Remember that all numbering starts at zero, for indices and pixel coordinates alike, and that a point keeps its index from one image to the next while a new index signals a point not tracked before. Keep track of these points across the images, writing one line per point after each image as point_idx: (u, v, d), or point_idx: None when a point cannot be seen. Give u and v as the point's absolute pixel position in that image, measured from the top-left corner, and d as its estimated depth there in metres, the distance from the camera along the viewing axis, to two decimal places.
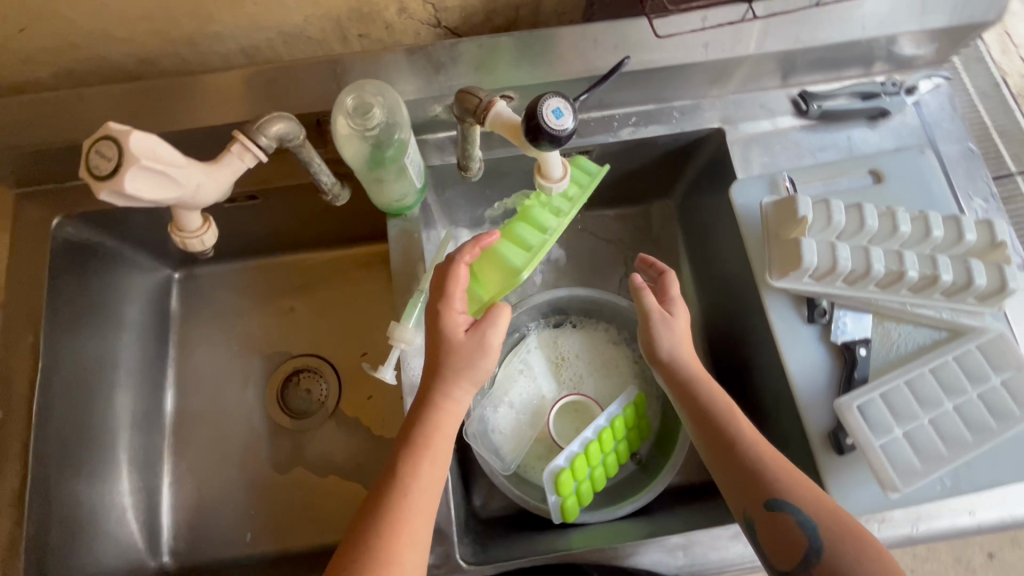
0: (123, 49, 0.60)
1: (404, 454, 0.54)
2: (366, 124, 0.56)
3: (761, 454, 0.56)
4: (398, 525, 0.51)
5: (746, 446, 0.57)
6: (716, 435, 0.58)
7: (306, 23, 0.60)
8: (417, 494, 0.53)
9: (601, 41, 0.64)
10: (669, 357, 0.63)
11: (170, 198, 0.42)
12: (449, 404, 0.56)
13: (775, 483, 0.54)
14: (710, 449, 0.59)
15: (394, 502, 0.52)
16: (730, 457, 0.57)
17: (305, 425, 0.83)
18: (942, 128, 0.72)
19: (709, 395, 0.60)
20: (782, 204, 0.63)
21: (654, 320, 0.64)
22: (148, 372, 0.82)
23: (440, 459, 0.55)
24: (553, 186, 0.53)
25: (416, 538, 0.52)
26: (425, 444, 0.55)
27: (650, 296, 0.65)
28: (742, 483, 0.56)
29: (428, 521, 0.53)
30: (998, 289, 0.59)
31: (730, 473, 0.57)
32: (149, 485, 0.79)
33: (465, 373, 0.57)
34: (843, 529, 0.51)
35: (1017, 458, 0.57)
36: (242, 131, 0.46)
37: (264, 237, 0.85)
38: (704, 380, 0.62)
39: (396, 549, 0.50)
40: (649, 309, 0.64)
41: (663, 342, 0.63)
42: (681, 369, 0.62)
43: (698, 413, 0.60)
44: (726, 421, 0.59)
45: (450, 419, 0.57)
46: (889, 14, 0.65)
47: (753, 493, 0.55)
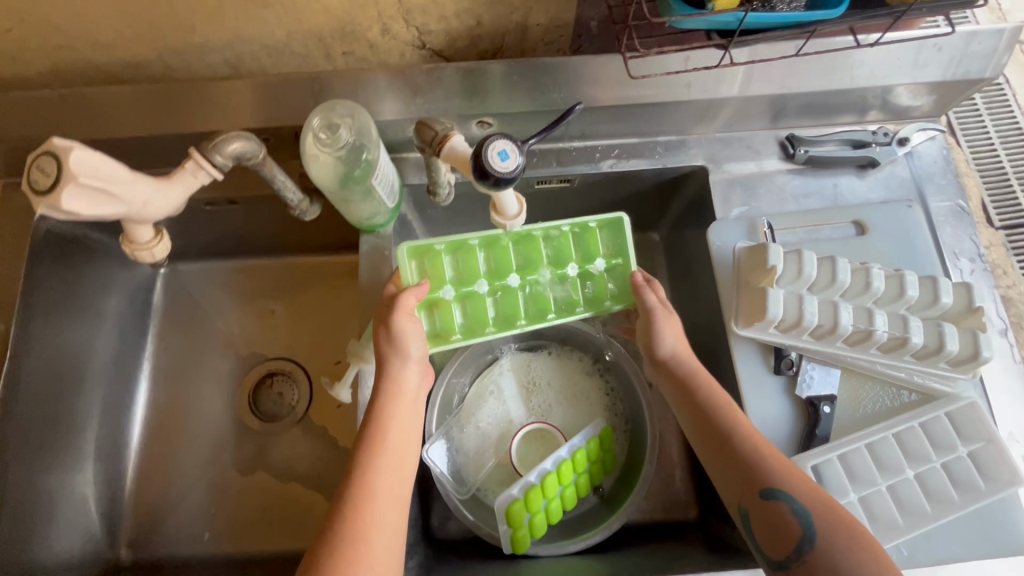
0: (110, 54, 0.62)
1: (367, 443, 0.56)
2: (335, 143, 0.59)
3: (755, 445, 0.54)
4: (361, 504, 0.52)
5: (742, 438, 0.54)
6: (709, 427, 0.56)
7: (289, 38, 0.61)
8: (385, 470, 0.55)
9: (583, 74, 0.63)
10: (671, 354, 0.62)
11: (116, 212, 0.47)
12: (395, 383, 0.59)
13: (768, 471, 0.52)
14: (706, 442, 0.56)
15: (358, 481, 0.54)
16: (723, 448, 0.55)
17: (272, 429, 0.83)
18: (935, 182, 0.70)
19: (708, 391, 0.58)
20: (754, 250, 0.61)
21: (657, 319, 0.63)
22: (123, 364, 0.83)
23: (399, 440, 0.58)
24: (510, 224, 0.53)
25: (383, 517, 0.52)
26: (385, 424, 0.57)
27: (651, 294, 0.64)
28: (735, 476, 0.53)
29: (391, 500, 0.54)
30: (972, 356, 0.57)
31: (724, 465, 0.54)
32: (114, 476, 0.80)
33: (396, 358, 0.60)
34: (837, 517, 0.48)
35: (976, 531, 0.55)
36: (198, 149, 0.52)
37: (247, 239, 0.86)
38: (702, 377, 0.60)
39: (369, 519, 0.51)
40: (649, 306, 0.63)
41: (665, 340, 0.62)
42: (680, 367, 0.61)
43: (691, 406, 0.58)
44: (721, 414, 0.56)
45: (396, 399, 0.59)
46: (884, 64, 0.63)
47: (745, 483, 0.52)
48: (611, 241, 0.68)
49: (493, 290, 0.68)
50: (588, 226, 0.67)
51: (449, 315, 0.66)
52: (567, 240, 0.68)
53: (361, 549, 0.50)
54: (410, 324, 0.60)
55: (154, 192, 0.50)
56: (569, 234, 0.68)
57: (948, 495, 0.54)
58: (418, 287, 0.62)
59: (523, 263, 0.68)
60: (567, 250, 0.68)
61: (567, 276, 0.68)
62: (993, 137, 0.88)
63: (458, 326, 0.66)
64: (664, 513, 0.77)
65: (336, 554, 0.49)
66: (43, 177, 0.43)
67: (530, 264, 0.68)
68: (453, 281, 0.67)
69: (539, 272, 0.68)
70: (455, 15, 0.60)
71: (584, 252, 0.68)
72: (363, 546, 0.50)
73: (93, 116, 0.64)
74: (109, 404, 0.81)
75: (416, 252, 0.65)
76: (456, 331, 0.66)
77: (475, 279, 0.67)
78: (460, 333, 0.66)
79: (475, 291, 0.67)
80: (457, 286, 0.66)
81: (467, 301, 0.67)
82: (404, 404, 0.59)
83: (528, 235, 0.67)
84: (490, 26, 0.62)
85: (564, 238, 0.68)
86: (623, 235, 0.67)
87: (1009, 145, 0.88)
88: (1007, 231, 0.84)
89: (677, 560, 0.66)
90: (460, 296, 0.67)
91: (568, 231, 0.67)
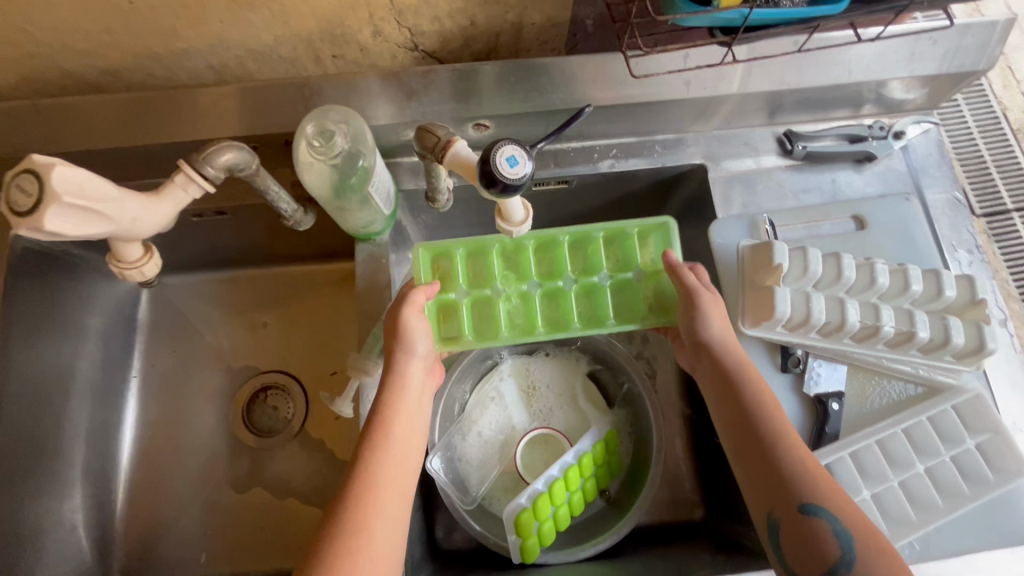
0: (86, 62, 0.59)
1: (371, 436, 0.54)
2: (329, 152, 0.57)
3: (797, 455, 0.50)
4: (365, 495, 0.51)
5: (784, 443, 0.51)
6: (746, 426, 0.53)
7: (276, 42, 0.59)
8: (389, 462, 0.53)
9: (581, 74, 0.62)
10: (718, 341, 0.57)
11: (103, 231, 0.45)
12: (399, 378, 0.57)
13: (806, 482, 0.48)
14: (742, 442, 0.52)
15: (360, 472, 0.52)
16: (760, 450, 0.51)
17: (267, 444, 0.81)
18: (930, 174, 0.70)
19: (754, 390, 0.54)
20: (757, 248, 0.61)
21: (700, 300, 0.58)
22: (109, 383, 0.80)
23: (403, 432, 0.56)
24: (514, 230, 0.52)
25: (387, 509, 0.51)
26: (391, 414, 0.56)
27: (691, 277, 0.60)
28: (769, 482, 0.50)
29: (397, 492, 0.52)
30: (977, 349, 0.57)
31: (760, 470, 0.50)
32: (103, 499, 0.77)
33: (401, 352, 0.58)
34: (880, 543, 0.45)
35: (985, 523, 0.56)
36: (188, 162, 0.50)
37: (236, 250, 0.83)
38: (749, 373, 0.55)
39: (371, 510, 0.50)
40: (692, 289, 0.59)
41: (712, 325, 0.57)
42: (724, 357, 0.56)
43: (731, 400, 0.54)
44: (765, 417, 0.52)
45: (402, 389, 0.57)
46: (879, 58, 0.63)
47: (778, 490, 0.49)
48: (654, 248, 0.66)
49: (508, 295, 0.65)
50: (628, 232, 0.66)
51: (462, 315, 0.64)
52: (601, 248, 0.67)
53: (362, 540, 0.48)
54: (418, 321, 0.59)
55: (143, 207, 0.48)
56: (602, 242, 0.67)
57: (958, 488, 0.54)
58: (433, 286, 0.62)
59: (546, 270, 0.67)
60: (599, 258, 0.67)
61: (595, 284, 0.66)
62: (972, 126, 0.89)
63: (469, 324, 0.64)
64: (672, 514, 0.76)
65: (337, 544, 0.48)
66: (23, 196, 0.41)
67: (553, 271, 0.67)
68: (468, 283, 0.66)
69: (561, 280, 0.66)
70: (448, 15, 0.58)
71: (621, 257, 0.67)
72: (365, 538, 0.48)
73: (70, 127, 0.61)
74: (97, 426, 0.77)
75: (435, 254, 0.65)
76: (466, 330, 0.63)
77: (491, 282, 0.66)
78: (471, 334, 0.64)
79: (490, 293, 0.65)
80: (473, 288, 0.65)
81: (482, 303, 0.65)
82: (407, 398, 0.57)
83: (552, 241, 0.67)
84: (484, 26, 0.60)
85: (597, 245, 0.67)
86: (670, 240, 0.65)
87: (988, 133, 0.88)
88: (990, 218, 0.85)
89: (690, 563, 0.65)
90: (473, 298, 0.65)
91: (602, 238, 0.67)
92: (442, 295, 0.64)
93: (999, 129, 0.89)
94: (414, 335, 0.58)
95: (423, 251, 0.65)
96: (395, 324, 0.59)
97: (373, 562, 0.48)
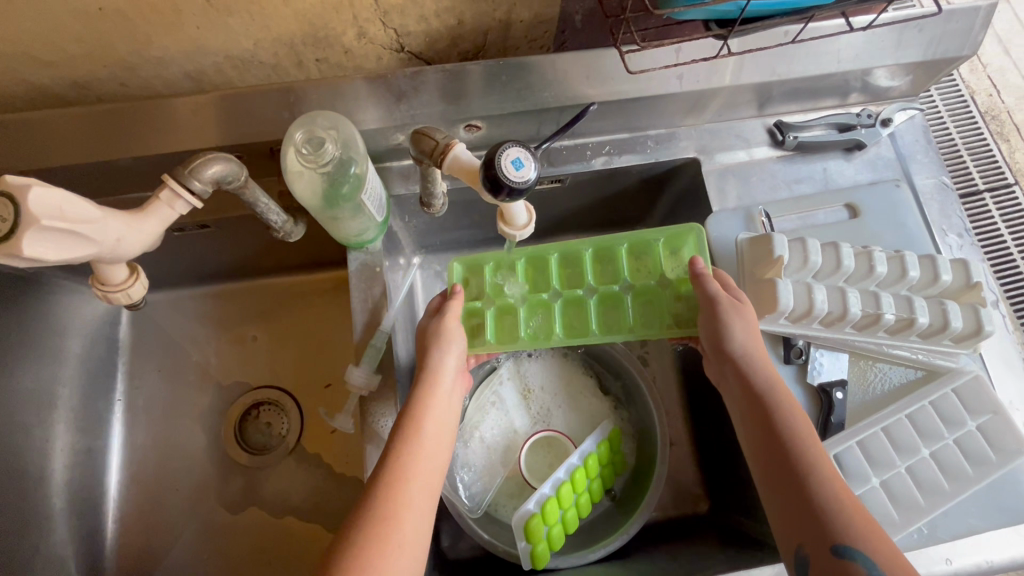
0: (54, 73, 0.56)
1: (404, 429, 0.54)
2: (317, 160, 0.55)
3: (831, 487, 0.47)
4: (396, 484, 0.50)
5: (815, 468, 0.48)
6: (773, 447, 0.51)
7: (256, 47, 0.56)
8: (422, 453, 0.53)
9: (573, 72, 0.61)
10: (743, 354, 0.56)
11: (87, 254, 0.43)
12: (432, 375, 0.58)
13: (838, 514, 0.46)
14: (769, 465, 0.50)
15: (392, 463, 0.52)
16: (788, 474, 0.49)
17: (263, 462, 0.78)
18: (918, 160, 0.71)
19: (782, 413, 0.52)
20: (756, 241, 0.61)
21: (722, 309, 0.56)
22: (93, 408, 0.76)
23: (435, 425, 0.56)
24: (517, 234, 0.51)
25: (415, 501, 0.50)
26: (425, 407, 0.56)
27: (714, 283, 0.58)
28: (797, 510, 0.47)
29: (426, 486, 0.52)
30: (974, 332, 0.57)
31: (788, 496, 0.48)
32: (93, 529, 0.73)
33: (439, 351, 0.59)
34: None
35: (989, 500, 0.57)
36: (174, 176, 0.48)
37: (220, 263, 0.80)
38: (779, 393, 0.53)
39: (403, 499, 0.50)
40: (714, 296, 0.57)
41: (737, 335, 0.56)
42: (752, 371, 0.55)
43: (760, 419, 0.53)
44: (796, 443, 0.50)
45: (437, 388, 0.57)
46: (866, 46, 0.64)
47: (807, 520, 0.46)
48: (682, 253, 0.64)
49: (529, 304, 0.64)
50: (654, 242, 0.64)
51: (485, 321, 0.64)
52: (625, 258, 0.65)
53: (393, 528, 0.48)
54: (455, 326, 0.60)
55: (128, 226, 0.45)
56: (626, 252, 0.65)
57: (963, 469, 0.55)
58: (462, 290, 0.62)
59: (572, 279, 0.66)
60: (622, 268, 0.65)
61: (616, 294, 0.64)
62: (942, 109, 0.90)
63: (492, 330, 0.64)
64: (677, 508, 0.76)
65: (369, 530, 0.47)
66: None
67: (576, 281, 0.65)
68: (494, 292, 0.65)
69: (581, 291, 0.64)
70: (435, 14, 0.56)
71: (648, 268, 0.64)
72: (395, 528, 0.48)
73: (41, 143, 0.58)
74: (82, 454, 0.74)
75: (469, 268, 0.66)
76: (487, 335, 0.63)
77: (514, 290, 0.65)
78: (493, 339, 0.63)
79: (515, 302, 0.64)
80: (497, 298, 0.65)
81: (505, 314, 0.65)
82: (441, 393, 0.57)
83: (578, 254, 0.66)
84: (472, 25, 0.59)
85: (620, 254, 0.65)
86: (699, 245, 0.63)
87: (958, 117, 0.89)
88: (965, 199, 0.86)
89: (701, 558, 0.65)
90: (494, 307, 0.64)
91: (625, 250, 0.65)
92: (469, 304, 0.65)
93: (969, 111, 0.90)
94: (451, 337, 0.59)
95: (459, 264, 0.66)
96: (433, 326, 0.60)
97: (402, 552, 0.47)
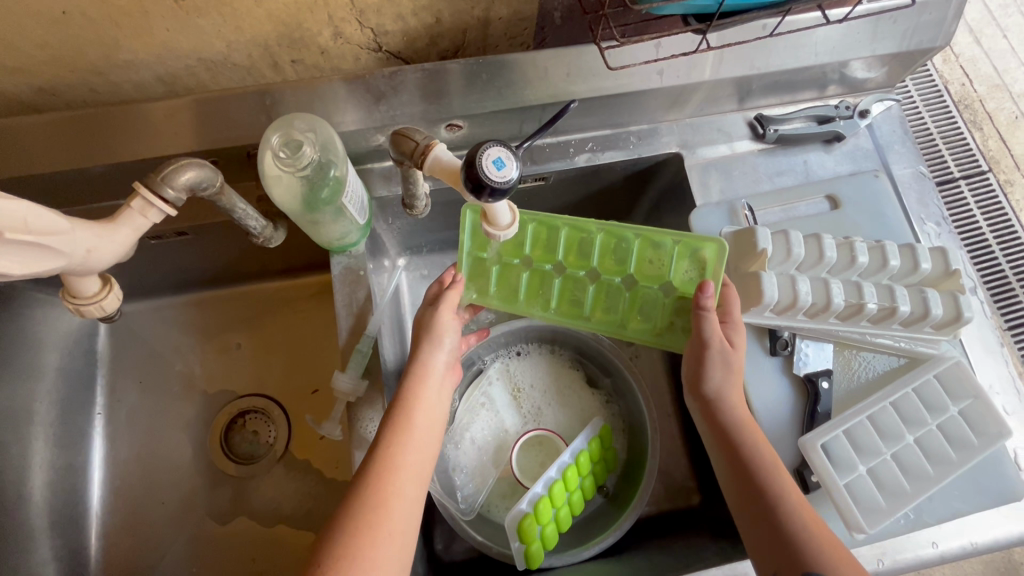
0: (20, 80, 0.54)
1: (395, 417, 0.54)
2: (296, 164, 0.53)
3: (800, 515, 0.50)
4: (386, 473, 0.50)
5: (785, 501, 0.51)
6: (744, 479, 0.53)
7: (229, 49, 0.55)
8: (413, 439, 0.53)
9: (553, 69, 0.60)
10: (717, 392, 0.57)
11: (55, 266, 0.41)
12: (423, 366, 0.57)
13: (806, 543, 0.49)
14: (743, 496, 0.53)
15: (384, 450, 0.52)
16: (760, 507, 0.51)
17: (250, 471, 0.77)
18: (896, 150, 0.72)
19: (754, 446, 0.54)
20: (740, 234, 0.61)
21: (709, 346, 0.56)
22: (72, 423, 0.74)
23: (427, 414, 0.55)
24: (501, 234, 0.50)
25: (404, 490, 0.51)
26: (416, 396, 0.55)
27: (712, 322, 0.56)
28: (771, 540, 0.50)
29: (415, 476, 0.52)
30: (954, 319, 0.58)
31: (763, 528, 0.51)
32: (76, 548, 0.71)
33: (431, 343, 0.58)
34: None
35: (973, 483, 0.58)
36: (146, 184, 0.46)
37: (200, 271, 0.79)
38: (750, 426, 0.55)
39: (393, 487, 0.50)
40: (709, 338, 0.56)
41: (712, 369, 0.57)
42: (726, 403, 0.56)
43: (732, 451, 0.54)
44: (767, 472, 0.52)
45: (426, 381, 0.57)
46: (842, 39, 0.64)
47: (782, 551, 0.49)
48: (702, 263, 0.59)
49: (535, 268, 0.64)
50: (670, 243, 0.60)
51: (489, 277, 0.64)
52: (636, 249, 0.62)
53: (382, 516, 0.48)
54: (450, 319, 0.60)
55: (99, 237, 0.44)
56: (640, 246, 0.62)
57: (946, 455, 0.56)
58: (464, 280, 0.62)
59: (580, 254, 0.64)
60: (631, 258, 0.62)
61: (614, 285, 0.63)
62: (916, 99, 0.90)
63: (495, 284, 0.64)
64: (669, 502, 0.77)
65: (359, 519, 0.48)
66: None
67: (584, 258, 0.63)
68: (503, 247, 0.63)
69: (583, 271, 0.64)
70: (412, 13, 0.55)
71: (654, 268, 0.62)
72: (384, 517, 0.48)
73: (9, 153, 0.57)
74: (61, 470, 0.72)
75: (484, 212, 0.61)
76: (491, 286, 0.64)
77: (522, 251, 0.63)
78: (495, 293, 0.64)
79: (520, 264, 0.64)
80: (506, 253, 0.63)
81: (510, 271, 0.64)
82: (431, 386, 0.57)
83: (586, 233, 0.62)
84: (450, 23, 0.58)
85: (631, 244, 0.62)
86: (721, 261, 0.58)
87: (932, 106, 0.91)
88: (941, 186, 0.87)
89: (694, 552, 0.65)
90: (499, 264, 0.64)
91: (637, 241, 0.61)
92: (476, 252, 0.62)
93: (942, 100, 0.91)
94: (439, 329, 0.59)
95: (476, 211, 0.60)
96: (430, 317, 0.59)
97: (392, 541, 0.48)
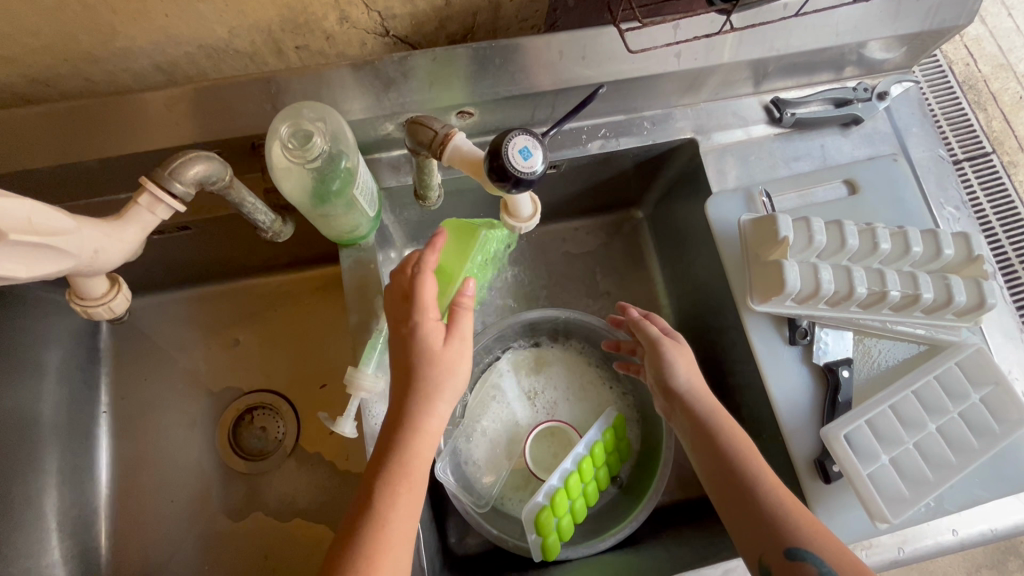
0: (13, 71, 0.52)
1: (387, 479, 0.49)
2: (305, 155, 0.51)
3: (779, 497, 0.51)
4: (379, 536, 0.47)
5: (762, 487, 0.52)
6: (725, 477, 0.54)
7: (231, 35, 0.52)
8: (409, 486, 0.49)
9: (568, 53, 0.58)
10: (687, 388, 0.59)
11: (64, 268, 0.40)
12: (419, 417, 0.51)
13: (790, 530, 0.49)
14: (715, 482, 0.54)
15: (377, 518, 0.48)
16: (741, 500, 0.52)
17: (262, 466, 0.76)
18: (913, 133, 0.70)
19: (722, 431, 0.56)
20: (761, 222, 0.60)
21: (664, 350, 0.61)
22: (78, 423, 0.73)
23: (427, 455, 0.51)
24: (522, 226, 0.51)
25: (397, 554, 0.47)
26: (412, 455, 0.50)
27: (652, 325, 0.63)
28: (750, 521, 0.51)
29: (407, 533, 0.48)
30: (978, 305, 0.58)
31: (742, 513, 0.52)
32: (88, 545, 0.71)
33: (448, 391, 0.52)
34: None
35: (994, 471, 0.57)
36: (153, 179, 0.45)
37: (202, 265, 0.77)
38: (718, 413, 0.57)
39: (384, 551, 0.46)
40: (654, 337, 0.62)
41: (678, 372, 0.60)
42: (695, 406, 0.58)
43: (710, 449, 0.55)
44: (741, 461, 0.54)
45: (428, 441, 0.51)
46: (862, 18, 0.62)
47: (762, 531, 0.50)
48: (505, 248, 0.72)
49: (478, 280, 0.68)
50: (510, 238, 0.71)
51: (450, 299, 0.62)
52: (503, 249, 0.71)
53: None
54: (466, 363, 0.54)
55: (106, 237, 0.43)
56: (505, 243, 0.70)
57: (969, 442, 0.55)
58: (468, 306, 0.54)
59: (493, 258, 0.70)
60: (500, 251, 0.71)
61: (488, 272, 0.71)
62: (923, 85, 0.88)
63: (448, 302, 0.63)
64: (685, 490, 0.76)
65: None
66: None
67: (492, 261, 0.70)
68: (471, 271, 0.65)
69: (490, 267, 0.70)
70: None
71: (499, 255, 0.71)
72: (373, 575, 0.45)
73: (4, 147, 0.55)
74: (70, 470, 0.70)
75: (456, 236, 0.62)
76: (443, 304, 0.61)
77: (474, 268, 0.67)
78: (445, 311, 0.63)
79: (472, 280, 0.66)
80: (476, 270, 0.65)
81: (485, 271, 0.69)
82: (428, 441, 0.51)
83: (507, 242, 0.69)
84: (460, 6, 0.56)
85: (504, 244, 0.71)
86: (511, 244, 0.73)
87: (937, 91, 0.89)
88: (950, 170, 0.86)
89: (713, 542, 0.65)
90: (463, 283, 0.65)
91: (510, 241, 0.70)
92: (451, 281, 0.61)
93: (947, 83, 0.89)
94: (453, 376, 0.52)
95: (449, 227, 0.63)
96: (448, 355, 0.52)
97: None
